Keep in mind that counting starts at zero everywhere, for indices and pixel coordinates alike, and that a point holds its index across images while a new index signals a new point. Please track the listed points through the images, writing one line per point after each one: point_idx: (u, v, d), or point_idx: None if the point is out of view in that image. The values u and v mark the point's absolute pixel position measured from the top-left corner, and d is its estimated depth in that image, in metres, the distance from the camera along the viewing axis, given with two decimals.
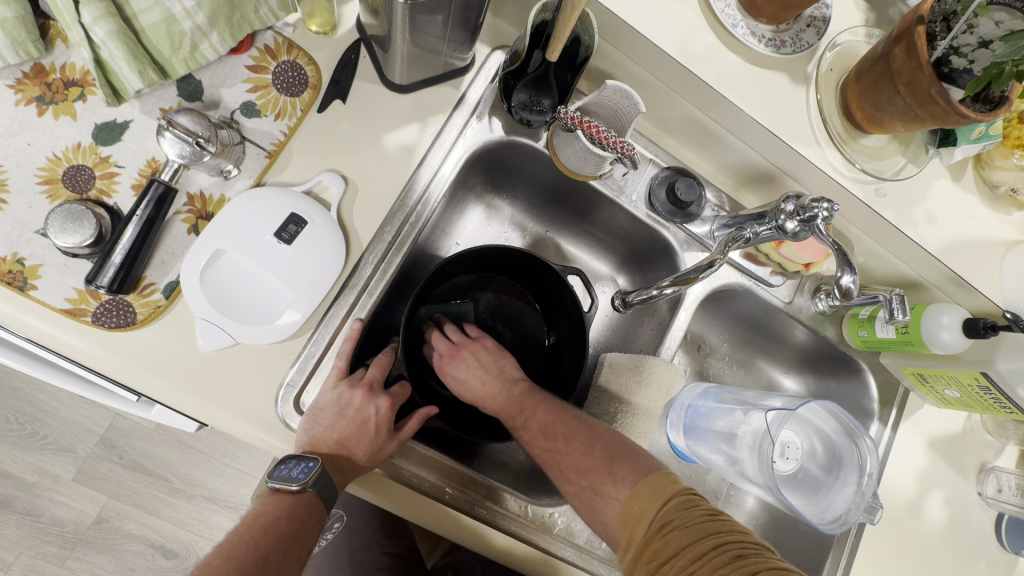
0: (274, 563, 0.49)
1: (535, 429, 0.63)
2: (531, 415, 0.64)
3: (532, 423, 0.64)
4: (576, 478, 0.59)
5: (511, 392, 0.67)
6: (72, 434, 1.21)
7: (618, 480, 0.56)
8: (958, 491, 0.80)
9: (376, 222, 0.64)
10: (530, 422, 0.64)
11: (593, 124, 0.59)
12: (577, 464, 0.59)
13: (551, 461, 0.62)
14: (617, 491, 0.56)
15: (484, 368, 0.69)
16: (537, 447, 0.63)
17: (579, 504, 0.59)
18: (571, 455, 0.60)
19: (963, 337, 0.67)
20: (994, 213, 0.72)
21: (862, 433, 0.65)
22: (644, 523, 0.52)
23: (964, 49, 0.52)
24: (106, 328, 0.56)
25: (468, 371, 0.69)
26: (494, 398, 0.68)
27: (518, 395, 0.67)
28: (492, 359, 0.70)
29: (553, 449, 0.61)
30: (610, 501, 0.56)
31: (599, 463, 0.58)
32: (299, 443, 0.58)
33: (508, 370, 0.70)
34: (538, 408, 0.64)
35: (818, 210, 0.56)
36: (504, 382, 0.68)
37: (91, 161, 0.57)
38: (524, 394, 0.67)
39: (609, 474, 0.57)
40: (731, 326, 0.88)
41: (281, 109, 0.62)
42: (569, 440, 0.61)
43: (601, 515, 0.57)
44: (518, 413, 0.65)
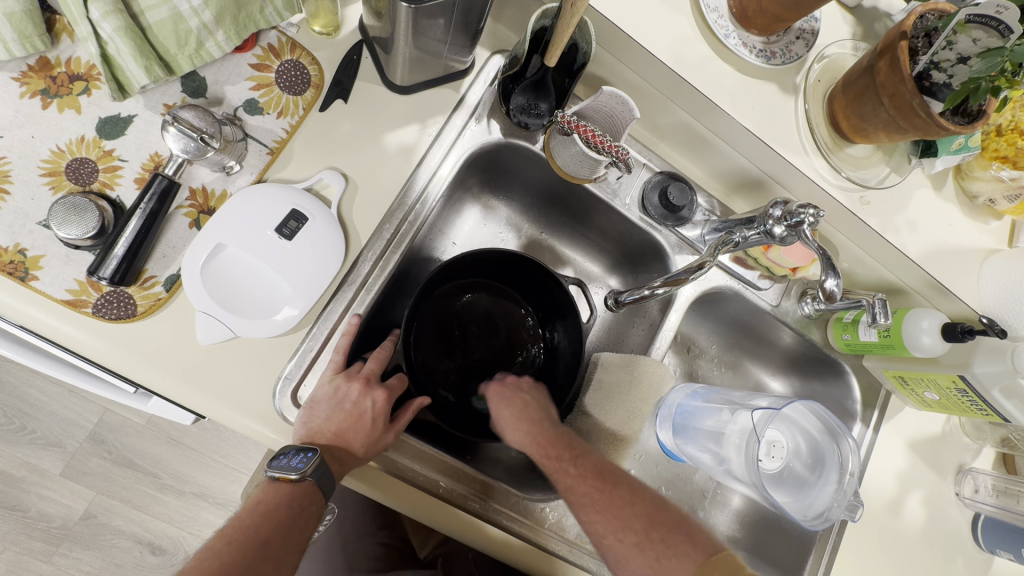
0: (275, 548, 0.50)
1: (586, 471, 0.60)
2: (581, 458, 0.62)
3: (582, 467, 0.60)
4: (636, 535, 0.55)
5: (554, 433, 0.65)
6: (60, 428, 1.20)
7: (683, 550, 0.53)
8: (937, 491, 0.83)
9: (375, 220, 0.66)
10: (575, 467, 0.61)
11: (590, 128, 0.62)
12: (640, 524, 0.56)
13: (601, 508, 0.57)
14: (690, 557, 0.52)
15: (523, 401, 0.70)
16: (587, 489, 0.59)
17: (636, 561, 0.54)
18: (631, 511, 0.56)
19: (942, 341, 0.69)
20: (973, 222, 0.75)
21: (845, 433, 0.67)
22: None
23: (943, 64, 0.55)
24: (107, 319, 0.56)
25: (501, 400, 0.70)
26: (520, 421, 0.67)
27: (557, 438, 0.64)
28: (536, 399, 0.70)
29: (609, 495, 0.58)
30: (682, 564, 0.52)
31: (663, 527, 0.55)
32: (296, 435, 0.58)
33: (544, 414, 0.68)
34: (584, 457, 0.62)
35: (804, 217, 0.58)
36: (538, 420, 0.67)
37: (95, 155, 0.57)
38: (567, 441, 0.64)
39: (677, 538, 0.54)
40: (721, 327, 0.90)
41: (284, 107, 0.63)
42: (628, 498, 0.58)
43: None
44: (554, 459, 0.62)
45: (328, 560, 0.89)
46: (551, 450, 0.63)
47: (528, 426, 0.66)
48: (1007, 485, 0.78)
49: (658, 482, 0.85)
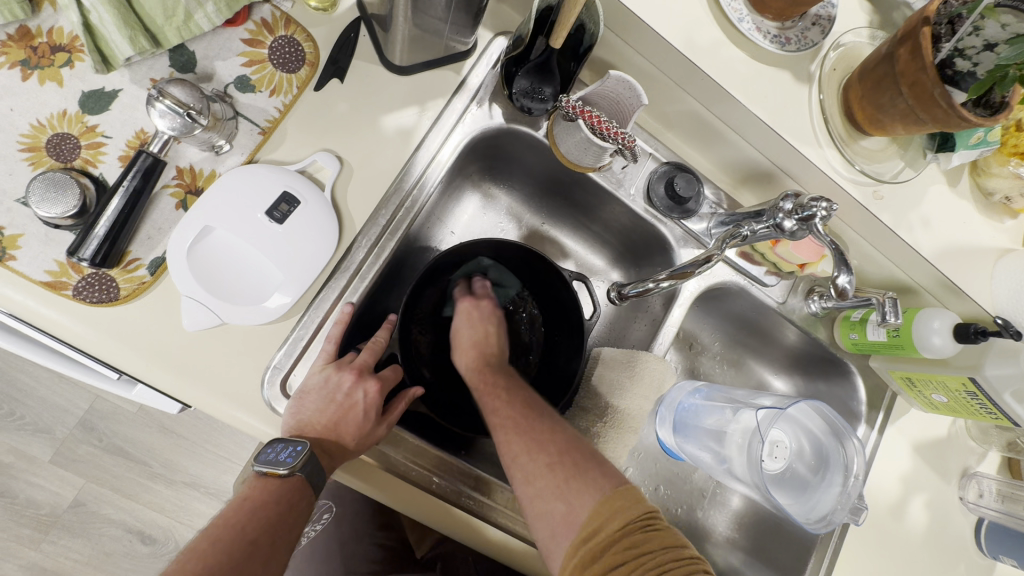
0: (263, 547, 0.48)
1: (516, 399, 0.62)
2: (513, 390, 0.64)
3: (513, 397, 0.63)
4: (547, 463, 0.56)
5: (498, 366, 0.68)
6: (49, 415, 1.18)
7: (596, 480, 0.55)
8: (941, 495, 0.81)
9: (370, 205, 0.63)
10: (505, 396, 0.63)
11: (596, 114, 0.59)
12: (555, 449, 0.57)
13: (519, 431, 0.59)
14: (599, 485, 0.54)
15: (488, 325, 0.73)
16: (511, 412, 0.61)
17: (541, 482, 0.56)
18: (551, 438, 0.58)
19: (953, 342, 0.67)
20: (989, 221, 0.73)
21: (850, 434, 0.65)
22: (622, 519, 0.51)
23: (969, 52, 0.53)
24: (88, 303, 0.54)
25: (468, 322, 0.71)
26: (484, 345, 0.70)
27: (501, 371, 0.67)
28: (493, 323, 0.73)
29: (529, 423, 0.60)
30: (590, 489, 0.54)
31: (576, 457, 0.57)
32: (284, 427, 0.56)
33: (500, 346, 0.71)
34: (516, 389, 0.64)
35: (817, 210, 0.56)
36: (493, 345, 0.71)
37: (77, 130, 0.55)
38: (507, 375, 0.67)
39: (591, 466, 0.56)
40: (723, 324, 0.88)
41: (277, 85, 0.61)
42: (551, 427, 0.60)
43: (569, 506, 0.53)
44: (491, 384, 0.65)
45: (325, 562, 0.87)
46: (494, 376, 0.66)
47: (480, 351, 0.69)
48: (1012, 490, 0.76)
49: (657, 481, 0.83)
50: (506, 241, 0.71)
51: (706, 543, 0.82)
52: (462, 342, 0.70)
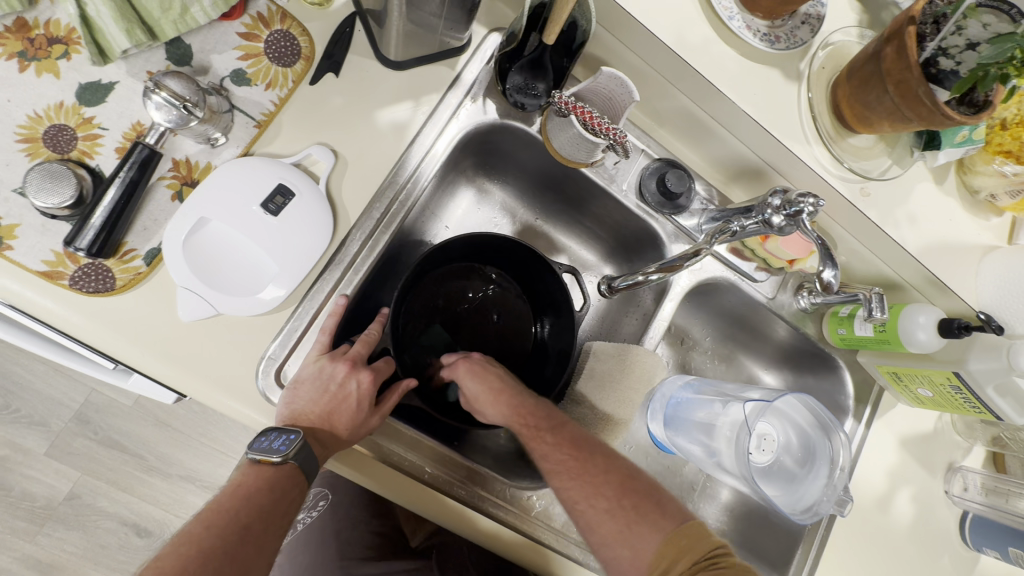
0: (256, 531, 0.49)
1: (563, 441, 0.61)
2: (561, 428, 0.63)
3: (563, 437, 0.62)
4: (608, 506, 0.58)
5: (534, 403, 0.65)
6: (45, 408, 1.18)
7: (659, 518, 0.57)
8: (926, 489, 0.82)
9: (365, 199, 0.64)
10: (552, 438, 0.62)
11: (587, 110, 0.60)
12: (616, 490, 0.59)
13: (576, 476, 0.60)
14: (662, 525, 0.56)
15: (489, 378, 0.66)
16: (562, 459, 0.60)
17: (605, 526, 0.58)
18: (608, 478, 0.60)
19: (937, 336, 0.69)
20: (974, 218, 0.74)
21: (836, 427, 0.67)
22: (686, 558, 0.53)
23: (952, 50, 0.54)
24: (84, 292, 0.55)
25: (477, 382, 0.66)
26: (500, 401, 0.64)
27: (538, 407, 0.64)
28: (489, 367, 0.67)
29: (585, 464, 0.60)
30: (653, 530, 0.56)
31: (639, 494, 0.59)
32: (280, 416, 0.58)
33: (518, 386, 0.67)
34: (562, 426, 0.63)
35: (804, 206, 0.57)
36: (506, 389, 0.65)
37: (74, 122, 0.55)
38: (547, 411, 0.65)
39: (653, 503, 0.58)
40: (714, 320, 0.89)
41: (273, 79, 0.61)
42: (606, 466, 0.61)
43: (635, 549, 0.56)
44: (536, 425, 0.62)
45: (319, 547, 0.87)
46: (534, 415, 0.63)
47: (508, 397, 0.64)
48: (997, 483, 0.77)
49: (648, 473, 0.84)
50: (495, 235, 0.71)
51: None
52: (478, 400, 0.65)
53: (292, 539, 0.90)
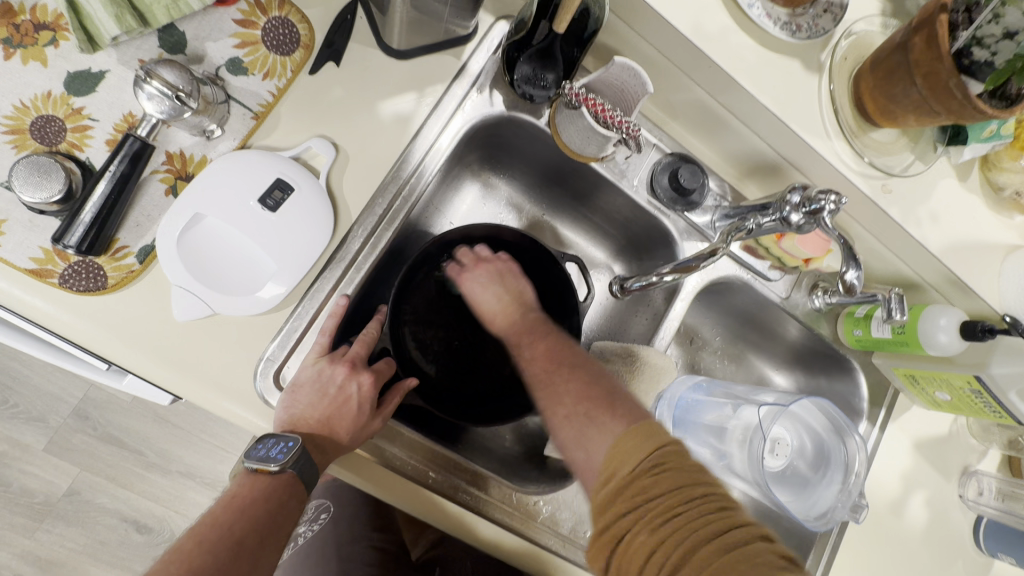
0: (250, 546, 0.47)
1: (539, 352, 0.61)
2: (541, 339, 0.62)
3: (540, 347, 0.61)
4: (569, 408, 0.55)
5: (526, 318, 0.65)
6: (43, 403, 1.16)
7: (615, 419, 0.52)
8: (941, 493, 0.80)
9: (367, 194, 0.61)
10: (533, 348, 0.62)
11: (598, 101, 0.57)
12: (580, 394, 0.55)
13: (546, 385, 0.58)
14: (612, 428, 0.51)
15: (503, 288, 0.67)
16: (536, 368, 0.60)
17: (564, 430, 0.54)
18: (575, 383, 0.56)
19: (959, 339, 0.66)
20: (998, 216, 0.71)
21: (851, 431, 0.64)
22: (633, 461, 0.47)
23: (987, 40, 0.51)
24: (75, 292, 0.53)
25: (483, 288, 0.67)
26: (507, 313, 0.66)
27: (533, 319, 0.65)
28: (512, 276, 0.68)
29: (553, 374, 0.58)
30: (606, 431, 0.51)
31: (599, 399, 0.54)
32: (277, 422, 0.55)
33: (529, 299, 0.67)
34: (545, 336, 0.62)
35: (824, 203, 0.54)
36: (518, 305, 0.66)
37: (62, 112, 0.53)
38: (539, 324, 0.64)
39: (612, 404, 0.53)
40: (725, 319, 0.87)
41: (271, 68, 0.59)
42: (572, 372, 0.57)
43: (588, 453, 0.51)
44: (522, 336, 0.63)
45: (319, 564, 0.85)
46: (522, 328, 0.64)
47: (505, 306, 0.66)
48: (1012, 489, 0.76)
49: None
50: (506, 228, 0.71)
51: None
52: (482, 304, 0.67)
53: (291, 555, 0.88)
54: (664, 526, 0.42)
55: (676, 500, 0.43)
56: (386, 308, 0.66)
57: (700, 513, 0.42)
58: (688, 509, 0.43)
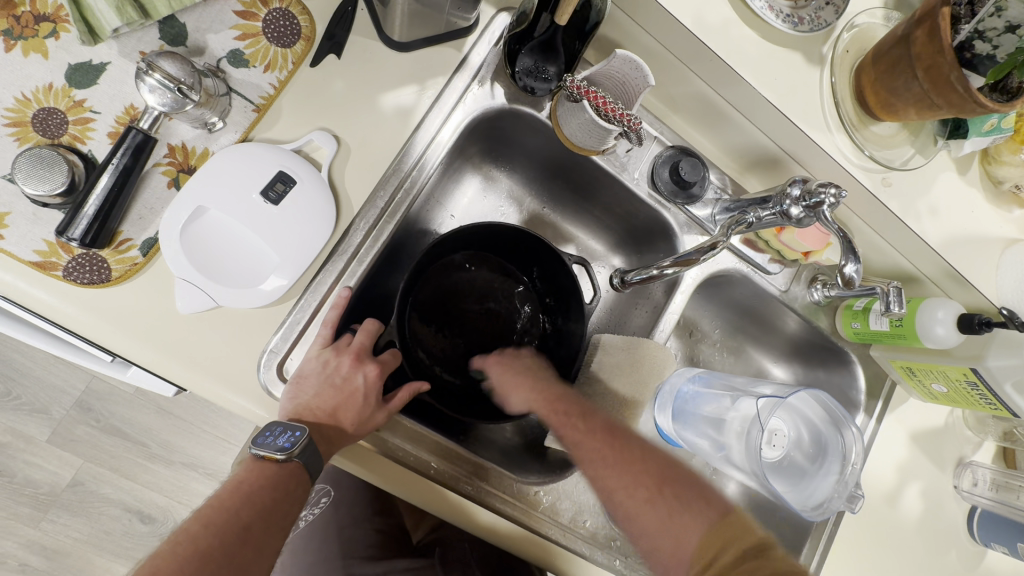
0: (256, 532, 0.48)
1: (595, 430, 0.60)
2: (589, 417, 0.61)
3: (592, 425, 0.61)
4: (642, 496, 0.55)
5: (561, 390, 0.65)
6: (46, 395, 1.17)
7: (693, 510, 0.53)
8: (936, 484, 0.81)
9: (368, 187, 0.61)
10: (586, 427, 0.60)
11: (601, 95, 0.57)
12: (651, 480, 0.56)
13: (608, 467, 0.57)
14: (702, 518, 0.53)
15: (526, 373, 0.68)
16: (595, 448, 0.59)
17: (641, 519, 0.54)
18: (640, 463, 0.57)
19: (956, 332, 0.67)
20: (997, 210, 0.71)
21: (849, 423, 0.64)
22: (729, 555, 0.48)
23: (989, 33, 0.50)
24: (79, 284, 0.53)
25: (507, 375, 0.69)
26: (524, 387, 0.66)
27: (563, 395, 0.64)
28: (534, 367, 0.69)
29: (613, 450, 0.58)
30: (693, 526, 0.52)
31: (659, 484, 0.56)
32: (281, 411, 0.56)
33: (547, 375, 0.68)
34: (591, 414, 0.62)
35: (825, 196, 0.54)
36: (542, 385, 0.65)
37: (64, 105, 0.53)
38: (576, 399, 0.64)
39: (685, 495, 0.55)
40: (725, 312, 0.87)
41: (272, 61, 0.59)
42: (642, 453, 0.58)
43: (676, 541, 0.52)
44: (563, 414, 0.62)
45: (322, 545, 0.87)
46: (559, 406, 0.62)
47: (534, 386, 0.65)
48: (1007, 479, 0.76)
49: None
50: (505, 224, 0.70)
51: None
52: (507, 388, 0.67)
53: (295, 537, 0.89)
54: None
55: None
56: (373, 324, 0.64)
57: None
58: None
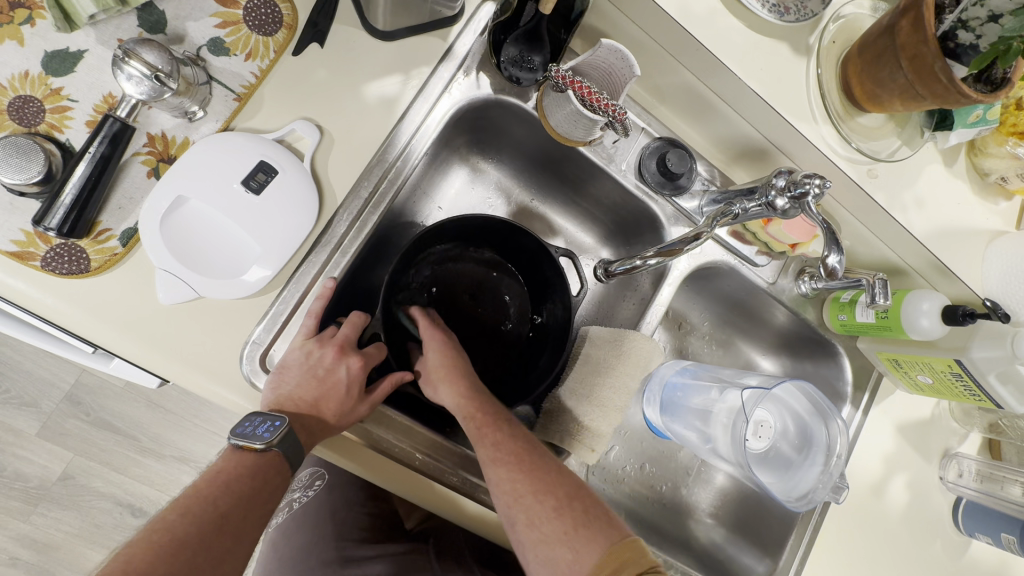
0: (234, 520, 0.48)
1: (513, 439, 0.59)
2: (507, 425, 0.60)
3: (508, 433, 0.59)
4: (541, 514, 0.53)
5: (481, 395, 0.63)
6: (36, 388, 1.17)
7: (593, 533, 0.52)
8: (922, 475, 0.82)
9: (352, 177, 0.61)
10: (506, 432, 0.59)
11: (586, 84, 0.57)
12: (561, 495, 0.55)
13: (519, 478, 0.56)
14: (606, 535, 0.51)
15: (448, 357, 0.65)
16: (510, 452, 0.57)
17: (537, 530, 0.53)
18: (554, 478, 0.56)
19: (941, 324, 0.67)
20: (983, 202, 0.72)
21: (834, 415, 0.65)
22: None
23: (972, 23, 0.51)
24: (58, 275, 0.53)
25: (433, 355, 0.65)
26: (450, 378, 0.63)
27: (487, 402, 0.62)
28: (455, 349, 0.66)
29: (526, 462, 0.57)
30: (591, 545, 0.51)
31: (577, 506, 0.54)
32: (264, 402, 0.56)
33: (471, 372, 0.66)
34: (511, 425, 0.61)
35: (809, 187, 0.54)
36: (467, 379, 0.64)
37: (40, 93, 0.52)
38: (496, 406, 0.63)
39: (593, 516, 0.53)
40: (713, 304, 0.87)
41: (253, 49, 0.58)
42: (551, 468, 0.57)
43: (575, 554, 0.50)
44: (484, 419, 0.60)
45: (315, 528, 0.85)
46: (482, 409, 0.61)
47: (465, 383, 0.63)
48: (992, 470, 0.77)
49: (643, 458, 0.83)
50: (493, 217, 0.69)
51: (689, 519, 0.83)
52: (434, 373, 0.64)
53: (288, 519, 0.88)
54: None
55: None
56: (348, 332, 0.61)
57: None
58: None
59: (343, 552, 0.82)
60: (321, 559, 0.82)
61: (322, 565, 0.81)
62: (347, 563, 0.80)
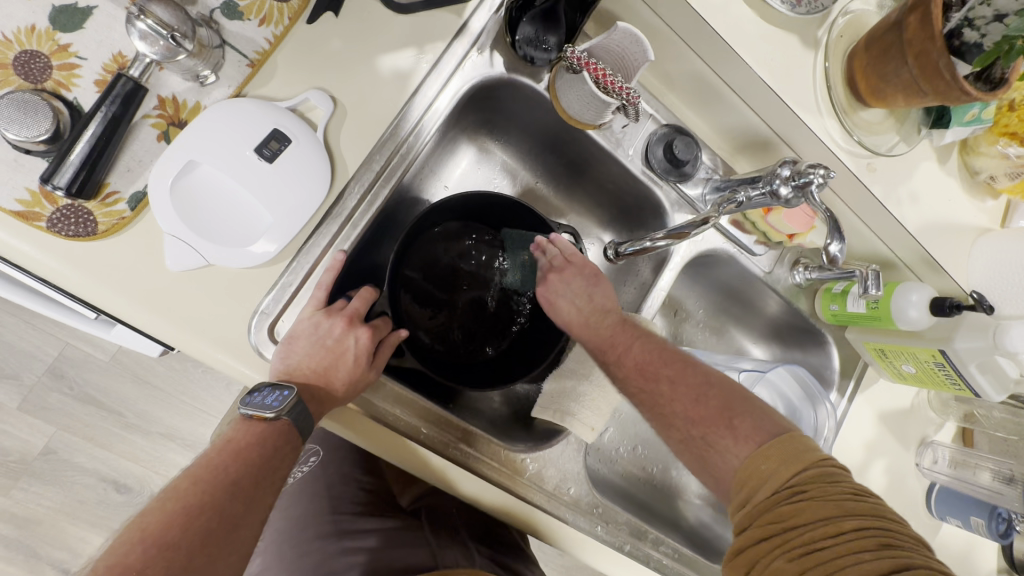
0: (245, 487, 0.49)
1: (634, 362, 0.64)
2: (630, 351, 0.65)
3: (637, 348, 0.65)
4: (684, 427, 0.58)
5: (606, 326, 0.68)
6: (18, 360, 1.14)
7: (741, 435, 0.54)
8: (901, 461, 0.84)
9: (364, 151, 0.61)
10: (632, 357, 0.64)
11: (600, 67, 0.57)
12: (695, 401, 0.59)
13: (662, 401, 0.61)
14: (755, 436, 0.54)
15: (575, 292, 0.69)
16: (636, 383, 0.63)
17: (684, 451, 0.59)
18: (692, 391, 0.59)
19: (928, 315, 0.69)
20: (972, 200, 0.75)
21: (823, 398, 0.72)
22: (766, 495, 0.50)
23: (978, 22, 0.52)
24: (63, 236, 0.52)
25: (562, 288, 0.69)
26: (581, 325, 0.68)
27: (624, 326, 0.67)
28: (582, 284, 0.69)
29: (654, 391, 0.61)
30: (729, 460, 0.54)
31: (716, 414, 0.57)
32: (273, 371, 0.55)
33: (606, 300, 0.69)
34: (643, 340, 0.65)
35: (813, 176, 0.55)
36: (596, 312, 0.69)
37: (48, 49, 0.51)
38: (624, 328, 0.67)
39: (736, 421, 0.55)
40: (709, 292, 0.89)
41: (267, 15, 0.58)
42: (674, 381, 0.61)
43: (731, 444, 0.54)
44: (613, 349, 0.66)
45: (311, 501, 0.84)
46: (616, 344, 0.66)
47: (574, 307, 0.68)
48: (965, 457, 0.81)
49: (634, 441, 0.84)
50: (498, 195, 0.69)
51: (678, 499, 0.84)
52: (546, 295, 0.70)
53: (286, 492, 0.86)
54: (809, 555, 0.45)
55: (814, 519, 0.46)
56: (353, 304, 0.61)
57: (863, 538, 0.44)
58: (824, 523, 0.46)
59: (340, 525, 0.81)
60: (317, 531, 0.80)
61: (319, 537, 0.80)
62: (344, 536, 0.79)
